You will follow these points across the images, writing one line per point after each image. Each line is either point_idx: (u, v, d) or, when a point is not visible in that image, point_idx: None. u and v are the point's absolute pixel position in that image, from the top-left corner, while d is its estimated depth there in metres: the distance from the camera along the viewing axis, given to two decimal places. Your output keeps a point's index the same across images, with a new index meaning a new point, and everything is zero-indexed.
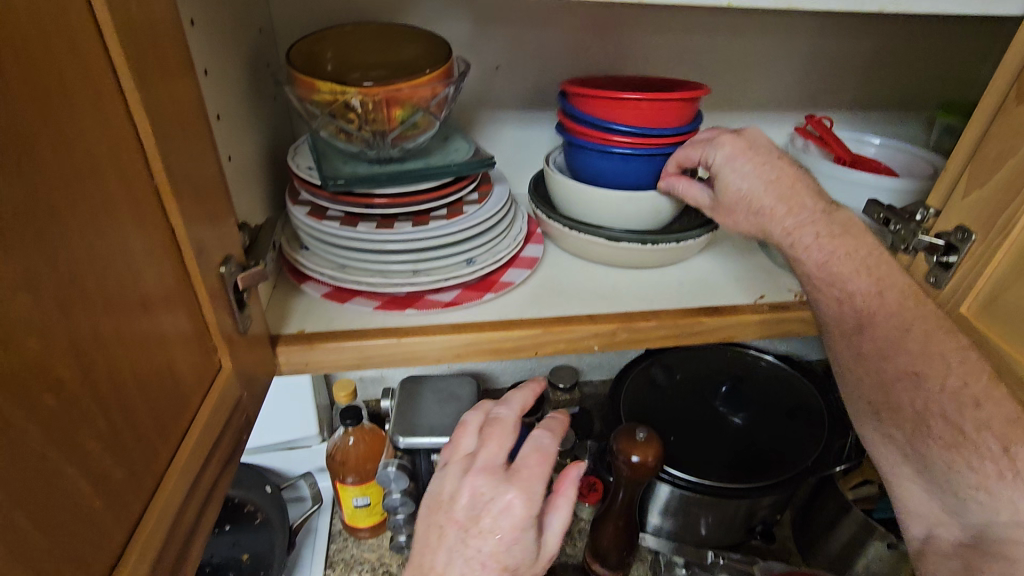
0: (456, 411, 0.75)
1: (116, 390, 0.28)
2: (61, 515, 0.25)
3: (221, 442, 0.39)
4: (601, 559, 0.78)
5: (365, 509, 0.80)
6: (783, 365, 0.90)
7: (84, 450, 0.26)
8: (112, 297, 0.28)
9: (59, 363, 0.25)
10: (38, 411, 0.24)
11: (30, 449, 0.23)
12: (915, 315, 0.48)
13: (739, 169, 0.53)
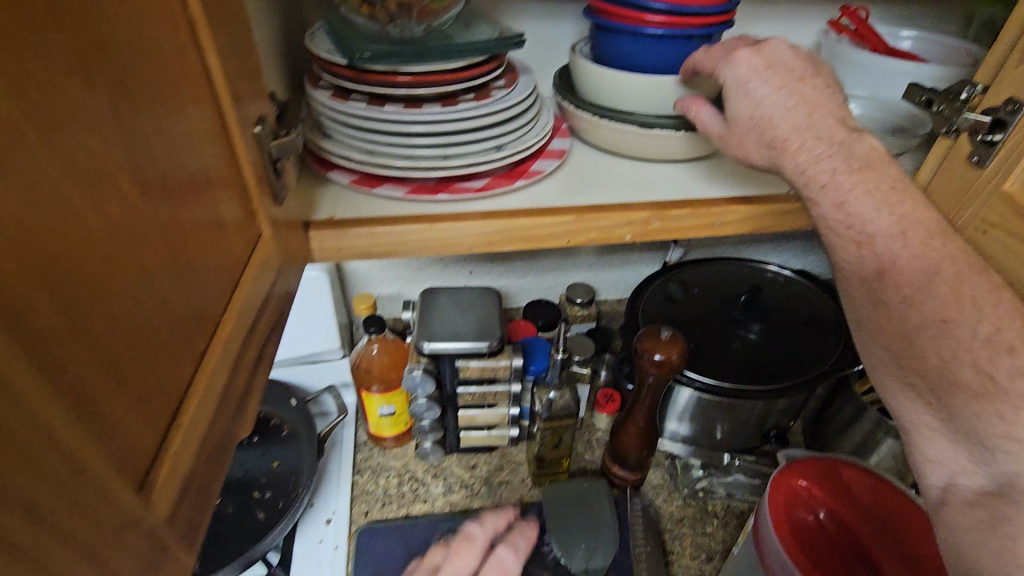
0: (477, 318, 0.77)
1: (174, 223, 0.26)
2: (144, 340, 0.23)
3: (269, 311, 0.37)
4: (620, 461, 0.81)
5: (391, 417, 0.83)
6: (800, 279, 0.92)
7: (154, 278, 0.24)
8: (159, 117, 0.25)
9: (122, 175, 0.22)
10: (110, 222, 0.22)
11: (108, 262, 0.21)
12: (941, 257, 0.42)
13: (750, 89, 0.48)
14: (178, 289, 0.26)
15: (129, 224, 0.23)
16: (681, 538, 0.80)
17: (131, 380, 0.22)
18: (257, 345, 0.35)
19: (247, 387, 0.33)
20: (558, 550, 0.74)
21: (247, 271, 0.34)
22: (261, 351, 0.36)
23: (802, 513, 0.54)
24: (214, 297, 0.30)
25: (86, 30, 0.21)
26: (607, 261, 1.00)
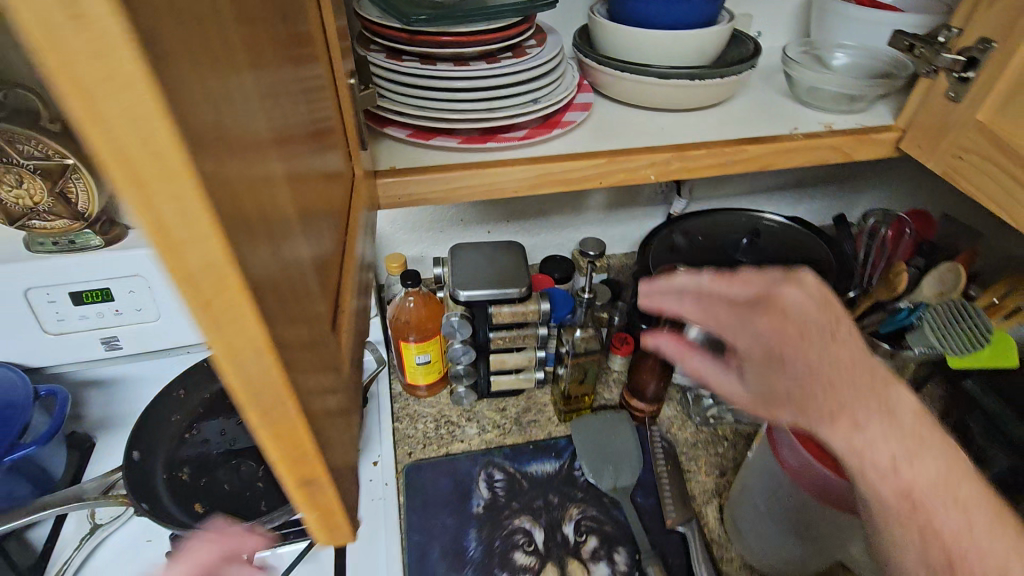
0: (505, 267, 0.83)
1: (320, 162, 0.34)
2: (320, 247, 0.31)
3: (365, 241, 0.44)
4: (639, 394, 0.90)
5: (427, 365, 0.89)
6: (792, 223, 0.98)
7: (319, 205, 0.32)
8: (309, 76, 0.32)
9: (302, 123, 0.30)
10: (302, 161, 0.29)
11: (304, 188, 0.29)
12: (1003, 547, 0.42)
13: (773, 381, 0.50)
14: (327, 215, 0.34)
15: (308, 164, 0.30)
16: (697, 458, 0.88)
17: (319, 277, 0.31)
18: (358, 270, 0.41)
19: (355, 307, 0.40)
20: (589, 472, 0.82)
21: (353, 205, 0.42)
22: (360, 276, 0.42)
23: None
24: (340, 224, 0.38)
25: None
26: (614, 215, 1.07)
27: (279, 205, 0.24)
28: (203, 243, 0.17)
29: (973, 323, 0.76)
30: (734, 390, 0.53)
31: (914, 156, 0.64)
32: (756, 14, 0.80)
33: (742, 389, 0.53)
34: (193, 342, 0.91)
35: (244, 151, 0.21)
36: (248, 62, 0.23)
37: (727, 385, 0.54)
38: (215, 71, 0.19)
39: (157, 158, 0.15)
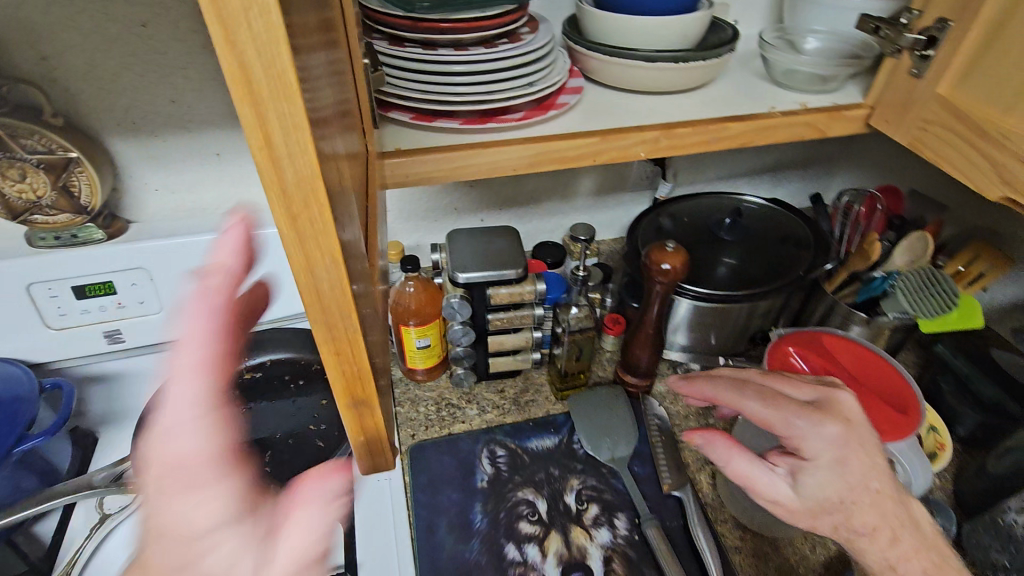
0: (501, 249, 0.86)
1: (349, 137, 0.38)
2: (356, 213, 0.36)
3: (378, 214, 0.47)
4: (632, 370, 0.93)
5: (426, 349, 0.92)
6: (771, 204, 1.03)
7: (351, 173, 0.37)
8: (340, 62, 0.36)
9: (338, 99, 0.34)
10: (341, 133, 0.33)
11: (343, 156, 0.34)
12: None
13: (826, 480, 0.49)
14: (356, 182, 0.39)
15: (344, 135, 0.35)
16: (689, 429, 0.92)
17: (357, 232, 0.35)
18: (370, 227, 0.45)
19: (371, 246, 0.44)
20: (587, 445, 0.85)
21: (373, 182, 0.46)
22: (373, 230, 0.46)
23: (792, 366, 0.66)
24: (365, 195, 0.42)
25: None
26: (602, 201, 1.10)
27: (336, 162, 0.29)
28: (300, 156, 0.21)
29: (941, 290, 0.81)
30: (776, 488, 0.50)
31: (883, 130, 0.68)
32: (733, 2, 0.84)
33: (784, 487, 0.50)
34: None
35: (316, 94, 0.25)
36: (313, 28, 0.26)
37: (769, 481, 0.50)
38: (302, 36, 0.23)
39: (281, 87, 0.19)
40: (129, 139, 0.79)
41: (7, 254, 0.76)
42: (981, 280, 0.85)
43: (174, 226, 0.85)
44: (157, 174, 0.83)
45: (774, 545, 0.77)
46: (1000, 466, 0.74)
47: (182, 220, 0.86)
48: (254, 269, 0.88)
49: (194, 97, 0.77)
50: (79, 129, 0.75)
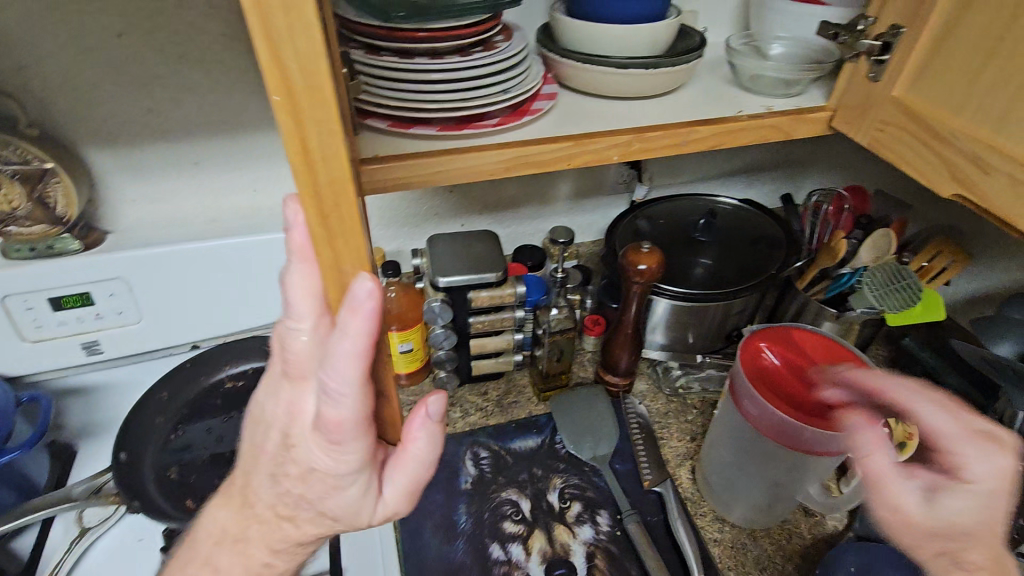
0: (480, 253, 0.87)
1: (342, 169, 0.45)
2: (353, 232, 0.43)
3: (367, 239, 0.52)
4: (612, 370, 0.95)
5: (409, 353, 0.93)
6: (744, 205, 1.05)
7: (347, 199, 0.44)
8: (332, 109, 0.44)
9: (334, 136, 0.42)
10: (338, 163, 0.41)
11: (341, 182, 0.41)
12: None
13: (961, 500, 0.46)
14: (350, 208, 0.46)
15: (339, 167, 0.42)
16: (669, 425, 0.94)
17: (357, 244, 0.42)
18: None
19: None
20: (569, 443, 0.87)
21: None
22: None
23: (762, 359, 0.69)
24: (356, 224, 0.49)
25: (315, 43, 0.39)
26: (580, 204, 1.12)
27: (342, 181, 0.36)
28: (327, 137, 0.29)
29: (907, 283, 0.83)
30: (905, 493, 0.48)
31: (845, 132, 0.71)
32: (701, 11, 0.87)
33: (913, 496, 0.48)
34: (175, 344, 0.91)
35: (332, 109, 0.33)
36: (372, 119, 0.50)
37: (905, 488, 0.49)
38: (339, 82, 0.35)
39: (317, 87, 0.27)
40: (106, 149, 0.79)
41: None
42: (945, 274, 0.88)
43: (153, 236, 0.85)
44: (134, 184, 0.83)
45: (753, 536, 0.79)
46: None
47: (161, 229, 0.86)
48: (234, 277, 0.88)
49: (172, 106, 0.77)
50: (55, 140, 0.75)
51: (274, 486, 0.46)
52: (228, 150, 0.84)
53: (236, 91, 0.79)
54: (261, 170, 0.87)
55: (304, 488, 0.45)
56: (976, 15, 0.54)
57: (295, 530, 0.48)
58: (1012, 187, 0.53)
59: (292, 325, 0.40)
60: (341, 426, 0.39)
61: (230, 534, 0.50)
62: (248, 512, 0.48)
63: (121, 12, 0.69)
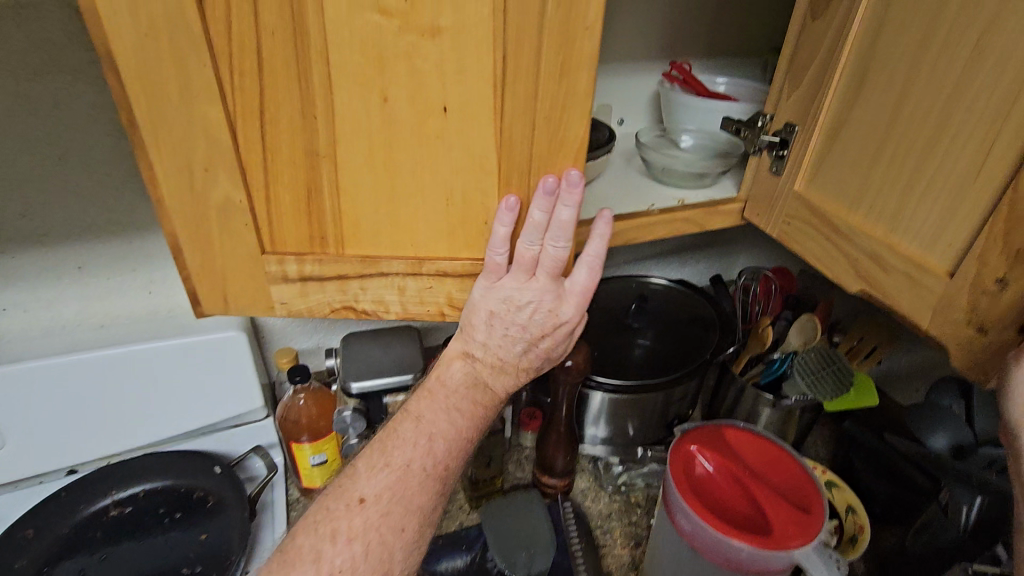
0: (399, 353, 0.83)
1: (358, 219, 0.52)
2: (418, 233, 0.53)
3: (367, 291, 0.57)
4: (549, 470, 0.89)
5: (323, 466, 0.83)
6: (675, 286, 1.04)
7: (392, 227, 0.53)
8: (313, 182, 0.49)
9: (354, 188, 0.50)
10: (392, 194, 0.50)
11: (408, 201, 0.51)
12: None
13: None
14: (391, 241, 0.53)
15: (385, 199, 0.51)
16: (611, 530, 0.88)
17: (435, 235, 0.54)
18: (392, 265, 0.55)
19: (407, 265, 0.55)
20: (501, 563, 0.76)
21: (345, 285, 0.56)
22: (396, 267, 0.55)
23: (694, 466, 0.64)
24: (375, 262, 0.55)
25: (328, 118, 0.46)
26: None
27: (456, 177, 0.50)
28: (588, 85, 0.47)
29: (838, 366, 0.83)
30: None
31: (755, 222, 0.71)
32: (613, 104, 0.89)
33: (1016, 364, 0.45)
34: (48, 470, 0.79)
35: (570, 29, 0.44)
36: (453, 96, 0.46)
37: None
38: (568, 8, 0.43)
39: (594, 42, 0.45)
40: None
41: None
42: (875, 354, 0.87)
43: (24, 349, 0.75)
44: (4, 292, 0.74)
45: None
46: (918, 544, 0.72)
47: (39, 339, 0.77)
48: (123, 390, 0.78)
49: (50, 208, 0.71)
50: None
51: (517, 344, 0.62)
52: (117, 251, 0.77)
53: (122, 191, 0.73)
54: (156, 270, 0.80)
55: (547, 340, 0.63)
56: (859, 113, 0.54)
57: (518, 376, 0.65)
58: (912, 287, 0.53)
59: (551, 240, 0.54)
60: (583, 290, 0.61)
61: (472, 381, 0.63)
62: (474, 362, 0.63)
63: None
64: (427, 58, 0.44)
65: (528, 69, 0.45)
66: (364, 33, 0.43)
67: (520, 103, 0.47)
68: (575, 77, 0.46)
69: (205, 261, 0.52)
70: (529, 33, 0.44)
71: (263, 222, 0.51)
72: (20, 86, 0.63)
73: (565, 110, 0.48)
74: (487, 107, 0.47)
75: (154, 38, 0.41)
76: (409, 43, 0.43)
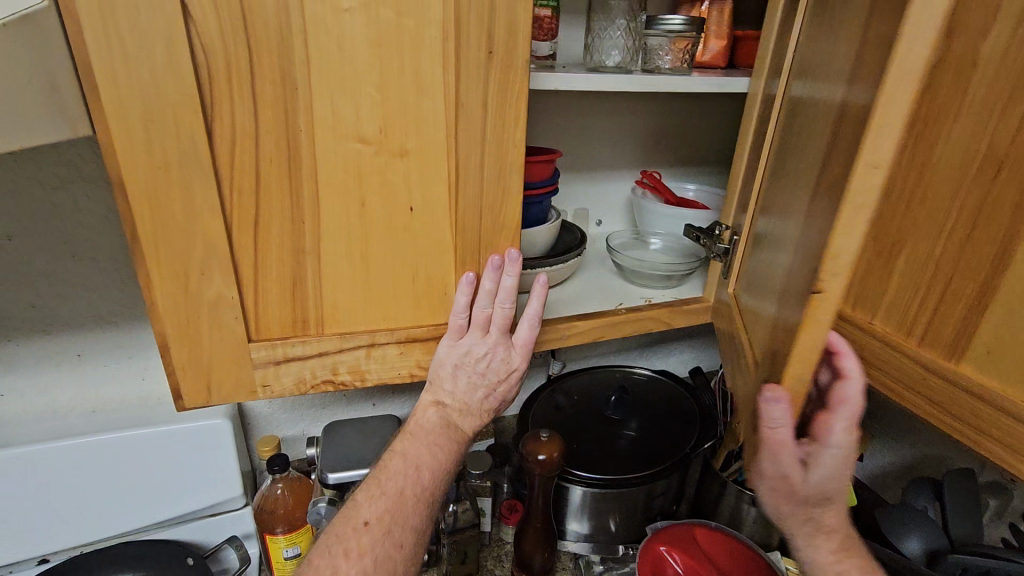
0: (379, 444, 0.85)
1: (334, 315, 0.55)
2: (389, 311, 0.57)
3: (342, 383, 0.58)
4: (527, 567, 0.87)
5: (296, 559, 0.83)
6: (657, 377, 1.06)
7: (368, 317, 0.56)
8: (296, 283, 0.52)
9: (333, 289, 0.54)
10: (368, 290, 0.55)
11: (382, 291, 0.55)
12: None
13: (834, 457, 0.47)
14: (362, 324, 0.56)
15: (361, 289, 0.54)
16: None
17: (401, 313, 0.57)
18: (368, 336, 0.57)
19: (379, 336, 0.57)
20: None
21: (321, 378, 0.57)
22: (371, 337, 0.57)
23: (664, 568, 0.63)
24: (347, 342, 0.56)
25: (313, 226, 0.50)
26: None
27: (418, 266, 0.56)
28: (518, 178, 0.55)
29: None
30: (781, 462, 0.45)
31: None
32: (590, 208, 0.96)
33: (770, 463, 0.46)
34: (19, 559, 0.79)
35: (505, 144, 0.53)
36: (416, 196, 0.53)
37: (784, 457, 0.45)
38: (508, 124, 0.52)
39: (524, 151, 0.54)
40: None
41: None
42: None
43: (17, 434, 0.77)
44: (5, 377, 0.78)
45: None
46: None
47: (31, 424, 0.80)
48: (105, 476, 0.79)
49: (58, 300, 0.76)
50: None
51: (476, 392, 0.64)
52: (115, 339, 0.81)
53: (125, 285, 0.78)
54: (151, 358, 0.84)
55: (504, 387, 0.65)
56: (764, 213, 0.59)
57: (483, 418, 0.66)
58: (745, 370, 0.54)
59: (500, 304, 0.58)
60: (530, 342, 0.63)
61: (444, 430, 0.64)
62: (445, 408, 0.64)
63: (13, 217, 0.71)
64: (397, 173, 0.51)
65: (474, 171, 0.53)
66: (346, 157, 0.49)
67: (468, 194, 0.54)
68: (509, 178, 0.54)
69: (192, 355, 0.51)
70: (479, 148, 0.52)
71: (250, 308, 0.51)
72: (46, 193, 0.71)
73: (502, 201, 0.55)
74: (442, 201, 0.53)
75: (165, 168, 0.44)
76: (383, 161, 0.50)
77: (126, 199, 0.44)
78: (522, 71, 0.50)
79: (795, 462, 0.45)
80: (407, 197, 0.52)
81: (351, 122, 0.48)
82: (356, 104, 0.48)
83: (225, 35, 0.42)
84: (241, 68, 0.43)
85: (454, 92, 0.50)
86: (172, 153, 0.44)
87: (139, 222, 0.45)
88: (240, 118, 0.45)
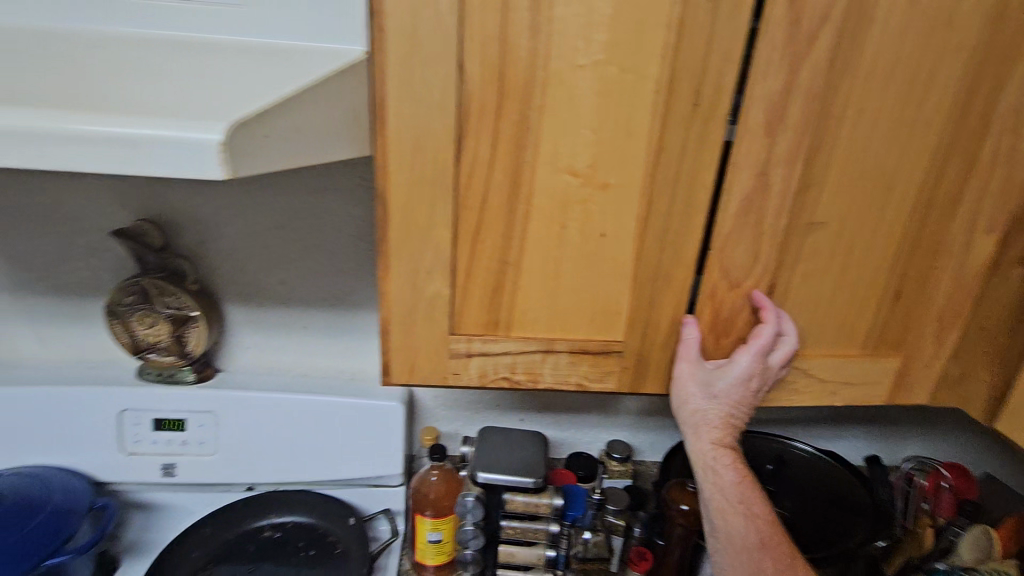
0: (523, 454, 0.89)
1: (519, 322, 0.61)
2: (567, 325, 0.62)
3: (514, 385, 0.64)
4: None
5: (437, 544, 0.90)
6: (819, 455, 0.90)
7: (549, 328, 0.62)
8: (496, 289, 0.60)
9: (523, 300, 0.60)
10: (553, 305, 0.61)
11: (565, 307, 0.61)
12: None
13: (738, 374, 0.62)
14: (542, 332, 0.62)
15: (548, 301, 0.60)
16: None
17: (577, 329, 0.62)
18: (547, 342, 0.62)
19: (556, 343, 0.62)
20: None
21: (497, 377, 0.63)
22: (548, 343, 0.62)
23: None
24: (527, 345, 0.62)
25: (519, 242, 0.58)
26: (646, 422, 1.08)
27: (599, 289, 0.60)
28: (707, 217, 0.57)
29: None
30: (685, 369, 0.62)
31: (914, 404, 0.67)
32: None
33: (686, 367, 0.62)
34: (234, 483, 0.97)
35: (700, 186, 0.55)
36: (609, 224, 0.57)
37: (689, 363, 0.62)
38: (708, 168, 0.55)
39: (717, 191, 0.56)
40: (240, 304, 0.96)
41: (119, 381, 0.92)
42: None
43: (251, 380, 0.97)
44: (253, 334, 0.99)
45: None
46: None
47: (261, 375, 0.99)
48: (304, 429, 0.95)
49: (299, 279, 0.95)
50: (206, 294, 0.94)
51: None
52: (331, 317, 0.98)
53: (347, 274, 0.95)
54: (354, 338, 1.00)
55: None
56: (1002, 279, 0.61)
57: None
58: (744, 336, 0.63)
59: None
60: None
61: None
62: None
63: (284, 212, 0.91)
64: (597, 204, 0.56)
65: (665, 207, 0.56)
66: (557, 187, 0.56)
67: (659, 230, 0.57)
68: (696, 216, 0.57)
69: (403, 339, 0.61)
70: (678, 188, 0.55)
71: (455, 307, 0.60)
72: (310, 195, 0.90)
73: (687, 237, 0.57)
74: (631, 229, 0.57)
75: (419, 185, 0.54)
76: (586, 193, 0.56)
77: (384, 205, 0.55)
78: (721, 121, 0.53)
79: (701, 370, 0.62)
80: (603, 223, 0.57)
81: (568, 157, 0.55)
82: (573, 142, 0.54)
83: (483, 82, 0.52)
84: (490, 108, 0.52)
85: (659, 137, 0.54)
86: (424, 170, 0.54)
87: (389, 224, 0.56)
88: (481, 149, 0.54)
